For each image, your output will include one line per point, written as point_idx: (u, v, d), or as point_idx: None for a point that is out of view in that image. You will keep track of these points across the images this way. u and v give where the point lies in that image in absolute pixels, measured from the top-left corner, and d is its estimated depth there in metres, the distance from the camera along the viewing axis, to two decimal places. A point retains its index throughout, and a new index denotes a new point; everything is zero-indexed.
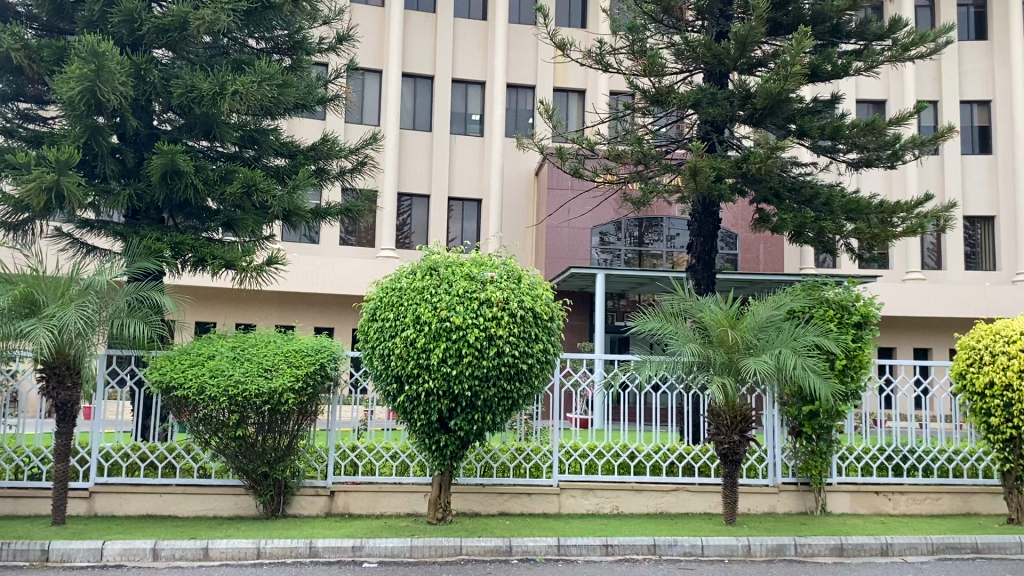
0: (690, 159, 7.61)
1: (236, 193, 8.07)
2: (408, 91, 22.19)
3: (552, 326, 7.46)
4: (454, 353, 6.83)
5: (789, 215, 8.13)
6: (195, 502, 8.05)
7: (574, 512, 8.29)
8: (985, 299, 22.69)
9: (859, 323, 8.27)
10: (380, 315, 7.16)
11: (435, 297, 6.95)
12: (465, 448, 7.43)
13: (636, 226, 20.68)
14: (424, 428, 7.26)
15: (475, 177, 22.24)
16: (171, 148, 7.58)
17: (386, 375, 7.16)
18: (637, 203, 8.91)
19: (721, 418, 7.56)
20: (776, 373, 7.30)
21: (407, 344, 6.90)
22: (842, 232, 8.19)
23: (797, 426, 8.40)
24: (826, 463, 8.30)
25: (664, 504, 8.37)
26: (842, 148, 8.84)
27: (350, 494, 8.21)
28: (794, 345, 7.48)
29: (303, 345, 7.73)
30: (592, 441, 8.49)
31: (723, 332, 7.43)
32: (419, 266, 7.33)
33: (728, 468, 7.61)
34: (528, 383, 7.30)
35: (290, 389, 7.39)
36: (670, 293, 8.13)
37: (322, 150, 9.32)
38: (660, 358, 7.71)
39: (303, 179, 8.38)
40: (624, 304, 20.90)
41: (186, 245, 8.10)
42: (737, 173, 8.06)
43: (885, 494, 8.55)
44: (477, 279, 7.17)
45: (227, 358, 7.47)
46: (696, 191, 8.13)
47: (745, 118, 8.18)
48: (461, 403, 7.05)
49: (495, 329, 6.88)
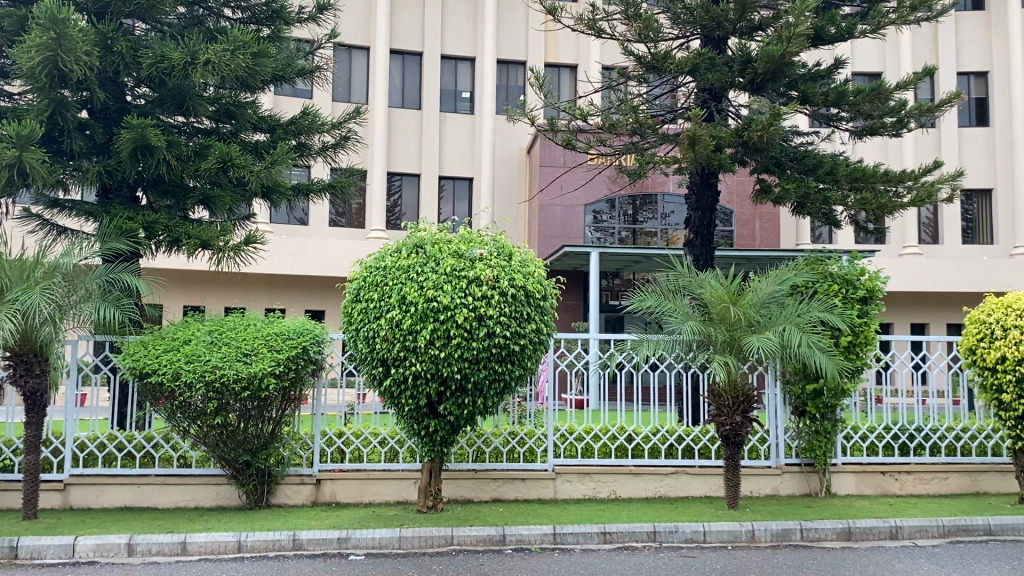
0: (688, 128, 7.23)
1: (211, 169, 7.67)
2: (396, 68, 21.70)
3: (545, 305, 7.12)
4: (442, 335, 6.49)
5: (793, 185, 7.77)
6: (174, 493, 7.72)
7: (570, 498, 7.98)
8: (982, 273, 22.46)
9: (865, 298, 7.96)
10: (364, 296, 6.79)
11: (421, 277, 6.59)
12: (456, 433, 7.11)
13: (630, 204, 20.32)
14: (412, 413, 6.92)
15: (466, 155, 21.82)
16: (141, 122, 7.17)
17: (371, 358, 6.81)
18: (633, 176, 8.54)
19: (722, 399, 7.24)
20: (781, 351, 6.98)
21: (392, 326, 6.55)
22: (848, 203, 7.84)
23: (801, 405, 8.11)
24: (831, 443, 8.02)
25: (664, 488, 8.06)
26: (845, 116, 8.47)
27: (337, 483, 7.88)
28: (800, 322, 7.15)
29: (284, 328, 7.37)
30: (589, 423, 8.19)
31: (724, 308, 7.09)
32: (405, 243, 6.96)
33: (730, 450, 7.31)
34: (521, 365, 6.96)
35: (270, 374, 7.04)
36: (668, 270, 7.80)
37: (302, 124, 8.93)
38: (657, 337, 7.37)
39: (283, 154, 7.99)
40: (618, 283, 20.84)
41: (159, 225, 7.65)
42: (737, 141, 7.68)
43: (892, 474, 8.28)
44: (466, 256, 6.80)
45: (204, 344, 7.10)
46: (695, 162, 7.77)
47: (746, 85, 7.81)
48: (451, 386, 6.71)
49: (486, 309, 6.54)
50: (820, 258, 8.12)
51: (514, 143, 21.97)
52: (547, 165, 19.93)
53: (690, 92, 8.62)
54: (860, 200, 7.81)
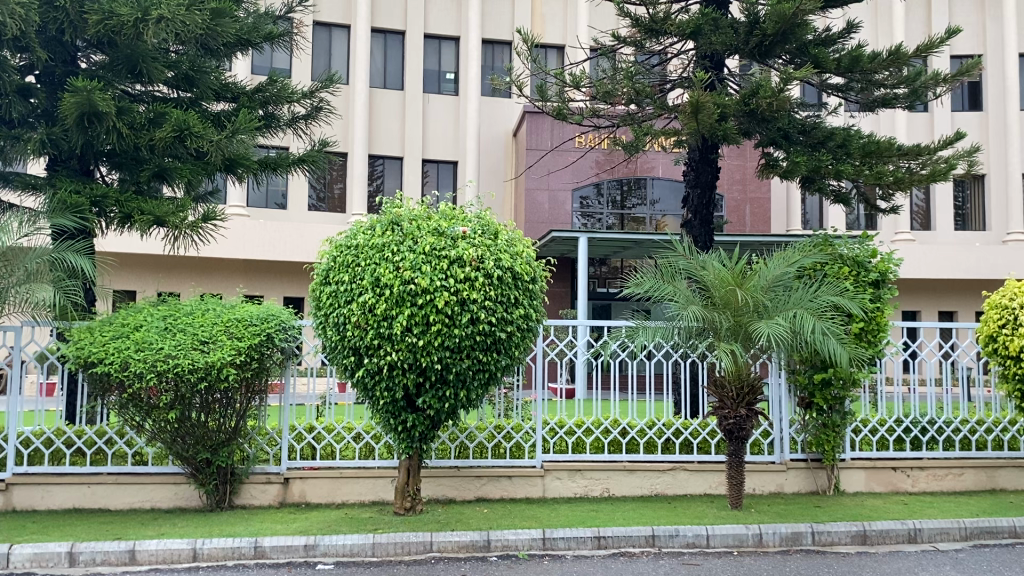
0: (691, 93, 6.61)
1: (167, 139, 6.97)
2: (378, 47, 20.94)
3: (534, 289, 6.49)
4: (420, 322, 5.86)
5: (802, 159, 7.07)
6: (128, 493, 7.07)
7: (560, 497, 7.38)
8: (976, 259, 22.05)
9: (877, 282, 7.41)
10: (334, 278, 6.14)
11: (398, 257, 5.95)
12: (436, 429, 6.49)
13: (618, 188, 19.69)
14: (387, 406, 6.29)
15: (450, 137, 21.09)
16: (86, 86, 6.47)
17: (341, 347, 6.17)
18: (629, 149, 7.90)
19: (725, 390, 6.65)
20: (791, 338, 6.38)
21: (364, 311, 5.90)
22: (863, 177, 7.21)
23: (807, 397, 7.59)
24: (839, 437, 7.49)
25: (661, 485, 7.48)
26: (855, 86, 7.86)
27: (307, 482, 7.25)
28: (812, 307, 6.55)
29: (247, 314, 6.71)
30: (580, 416, 7.59)
31: (729, 291, 6.49)
32: (379, 220, 6.29)
33: (733, 446, 6.73)
34: (508, 354, 6.34)
35: (230, 364, 6.38)
36: (667, 251, 7.19)
37: (270, 92, 8.26)
38: (655, 324, 6.77)
39: (245, 123, 7.29)
40: (606, 269, 20.27)
41: (108, 199, 6.92)
42: (743, 110, 7.03)
43: (903, 470, 7.75)
44: (447, 234, 6.16)
45: (157, 331, 6.43)
46: (696, 133, 7.16)
47: (752, 49, 7.19)
48: (431, 378, 6.08)
49: (469, 292, 5.91)
50: (829, 238, 7.54)
51: (499, 125, 21.27)
52: (535, 147, 19.28)
53: (691, 59, 7.97)
54: (875, 174, 7.19)
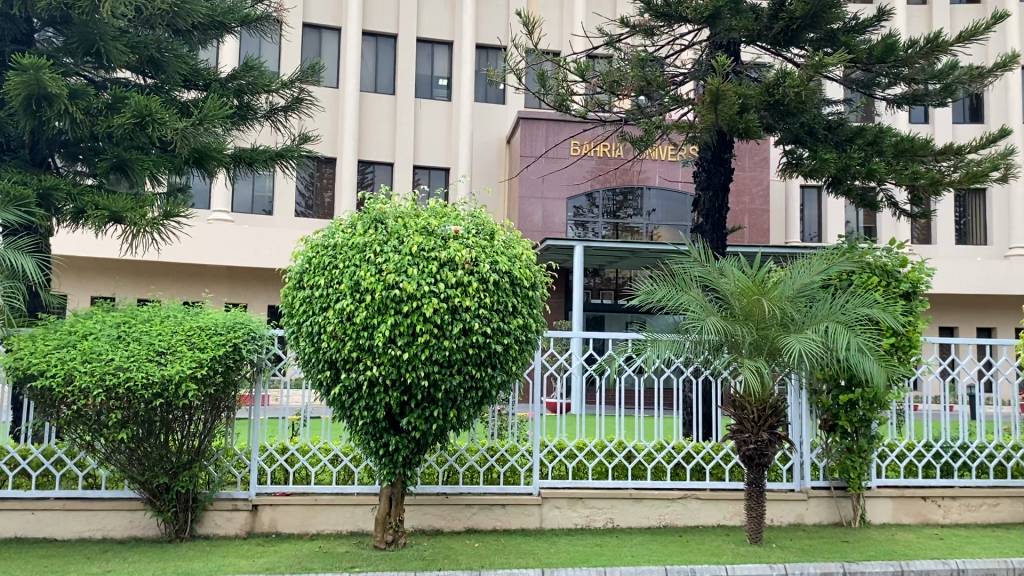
0: (711, 81, 5.94)
1: (126, 126, 6.26)
2: (369, 51, 20.28)
3: (534, 296, 5.79)
4: (405, 332, 5.16)
5: (832, 156, 6.36)
6: (77, 521, 6.31)
7: (559, 528, 6.67)
8: (981, 276, 21.36)
9: (908, 293, 6.79)
10: (308, 282, 5.44)
11: (381, 258, 5.26)
12: (422, 452, 5.77)
13: (610, 201, 19.04)
14: (367, 428, 5.58)
15: (442, 142, 20.42)
16: (34, 64, 5.76)
17: (316, 360, 5.46)
18: (638, 146, 7.22)
19: (745, 411, 5.98)
20: (823, 354, 5.69)
21: (342, 319, 5.21)
22: (897, 177, 6.48)
23: (831, 419, 6.94)
24: (866, 464, 6.82)
25: (671, 515, 6.79)
26: (882, 81, 7.23)
27: (278, 509, 6.52)
28: (845, 319, 5.85)
29: (212, 322, 5.98)
30: (581, 437, 6.90)
31: (751, 302, 5.81)
32: (360, 218, 5.60)
33: (754, 474, 6.02)
34: (504, 370, 5.62)
35: (190, 378, 5.63)
36: (680, 258, 6.53)
37: (246, 80, 7.56)
38: (669, 338, 6.09)
39: (214, 110, 6.64)
40: (599, 281, 19.55)
41: (59, 191, 6.21)
42: (767, 101, 6.36)
43: (934, 500, 7.08)
44: (437, 233, 5.47)
45: (108, 340, 5.69)
46: (713, 127, 6.49)
47: (776, 35, 6.57)
48: (417, 396, 5.37)
49: (461, 299, 5.22)
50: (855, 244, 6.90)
51: (493, 131, 20.63)
52: (529, 153, 18.61)
53: (705, 50, 7.31)
54: (911, 173, 6.51)
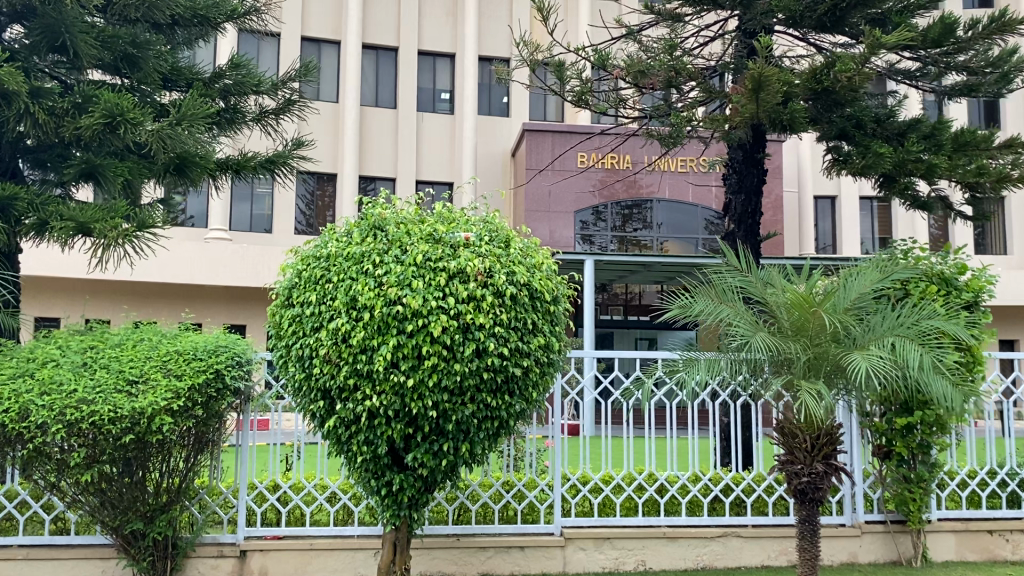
0: (752, 67, 5.29)
1: (95, 128, 5.61)
2: (370, 64, 19.72)
3: (556, 312, 5.08)
4: (410, 355, 4.47)
5: (887, 151, 5.69)
6: (42, 572, 5.59)
7: (585, 571, 5.93)
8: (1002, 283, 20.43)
9: (969, 303, 6.10)
10: (298, 298, 4.75)
11: (381, 270, 4.58)
12: (430, 491, 5.05)
13: (619, 214, 18.34)
14: (367, 465, 4.87)
15: (445, 155, 19.81)
16: None
17: (307, 389, 4.77)
18: (664, 144, 6.56)
19: (796, 440, 5.26)
20: (888, 375, 4.97)
21: (336, 341, 4.52)
22: (961, 173, 5.82)
23: (885, 444, 6.22)
24: (927, 495, 6.10)
25: (708, 556, 6.06)
26: (931, 70, 6.67)
27: (269, 555, 5.79)
28: (911, 333, 5.13)
29: (190, 346, 5.30)
30: (607, 469, 6.19)
31: (802, 316, 5.11)
32: (358, 225, 4.92)
33: (807, 510, 5.30)
34: (523, 398, 4.91)
35: (165, 411, 4.93)
36: (716, 267, 5.84)
37: (233, 80, 6.93)
38: (709, 356, 5.38)
39: (194, 109, 6.00)
40: (606, 297, 18.78)
41: (20, 201, 5.58)
42: (811, 90, 5.71)
43: (1001, 534, 6.34)
44: (445, 241, 4.79)
45: (71, 368, 5.01)
46: (752, 122, 5.84)
47: (819, 18, 5.93)
48: (423, 428, 4.67)
49: (473, 316, 4.54)
50: (907, 250, 6.23)
51: (498, 144, 20.01)
52: (535, 164, 17.98)
53: (736, 42, 6.67)
54: (975, 168, 5.84)
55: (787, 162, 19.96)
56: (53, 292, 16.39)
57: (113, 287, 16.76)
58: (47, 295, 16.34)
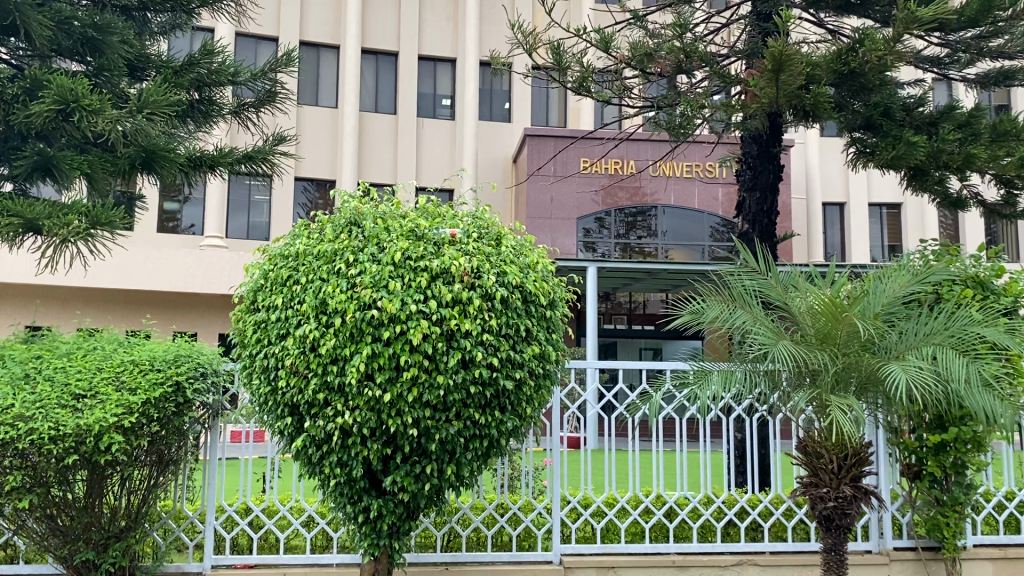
0: (771, 45, 4.80)
1: (47, 114, 5.14)
2: (369, 68, 19.26)
3: (552, 318, 4.56)
4: (386, 366, 3.95)
5: (919, 140, 5.19)
6: None
7: None
8: None
9: (1009, 309, 5.56)
10: (263, 302, 4.23)
11: (354, 270, 4.06)
12: (413, 519, 4.51)
13: (623, 221, 17.83)
14: (342, 489, 4.34)
15: (445, 160, 19.32)
16: None
17: (274, 404, 4.25)
18: (672, 135, 6.06)
19: (820, 460, 4.72)
20: (927, 389, 4.43)
21: (304, 350, 4.01)
22: (1000, 165, 5.34)
23: (916, 464, 5.67)
24: (962, 519, 5.55)
25: None
26: (961, 56, 6.28)
27: None
28: (952, 341, 4.59)
29: (148, 356, 4.77)
30: (611, 489, 5.65)
31: (829, 323, 4.57)
32: (332, 220, 4.41)
33: (833, 538, 4.75)
34: (516, 414, 4.37)
35: (114, 429, 4.42)
36: (730, 268, 5.31)
37: (207, 68, 6.44)
38: (725, 367, 4.85)
39: (158, 95, 5.52)
40: (610, 305, 18.33)
41: None
42: (833, 74, 5.22)
43: None
44: (428, 237, 4.27)
45: (9, 381, 4.49)
46: (770, 108, 5.33)
47: None
48: (402, 447, 4.14)
49: (459, 322, 4.02)
50: (940, 251, 5.73)
51: (499, 150, 19.52)
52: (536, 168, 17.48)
53: (750, 26, 6.19)
54: (1014, 160, 5.36)
55: (795, 167, 19.44)
56: (9, 300, 15.92)
57: (73, 295, 16.21)
58: (11, 302, 15.89)
